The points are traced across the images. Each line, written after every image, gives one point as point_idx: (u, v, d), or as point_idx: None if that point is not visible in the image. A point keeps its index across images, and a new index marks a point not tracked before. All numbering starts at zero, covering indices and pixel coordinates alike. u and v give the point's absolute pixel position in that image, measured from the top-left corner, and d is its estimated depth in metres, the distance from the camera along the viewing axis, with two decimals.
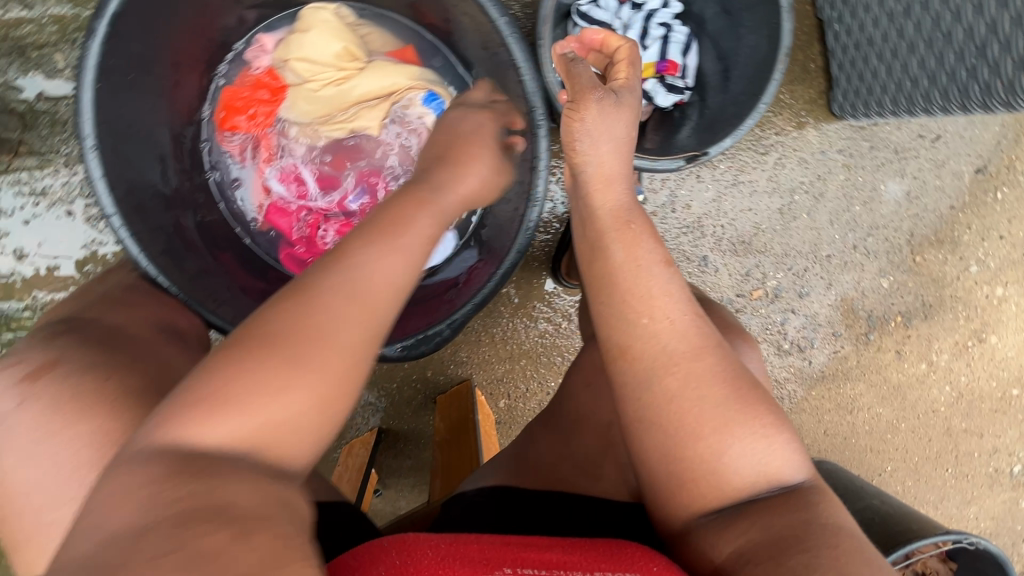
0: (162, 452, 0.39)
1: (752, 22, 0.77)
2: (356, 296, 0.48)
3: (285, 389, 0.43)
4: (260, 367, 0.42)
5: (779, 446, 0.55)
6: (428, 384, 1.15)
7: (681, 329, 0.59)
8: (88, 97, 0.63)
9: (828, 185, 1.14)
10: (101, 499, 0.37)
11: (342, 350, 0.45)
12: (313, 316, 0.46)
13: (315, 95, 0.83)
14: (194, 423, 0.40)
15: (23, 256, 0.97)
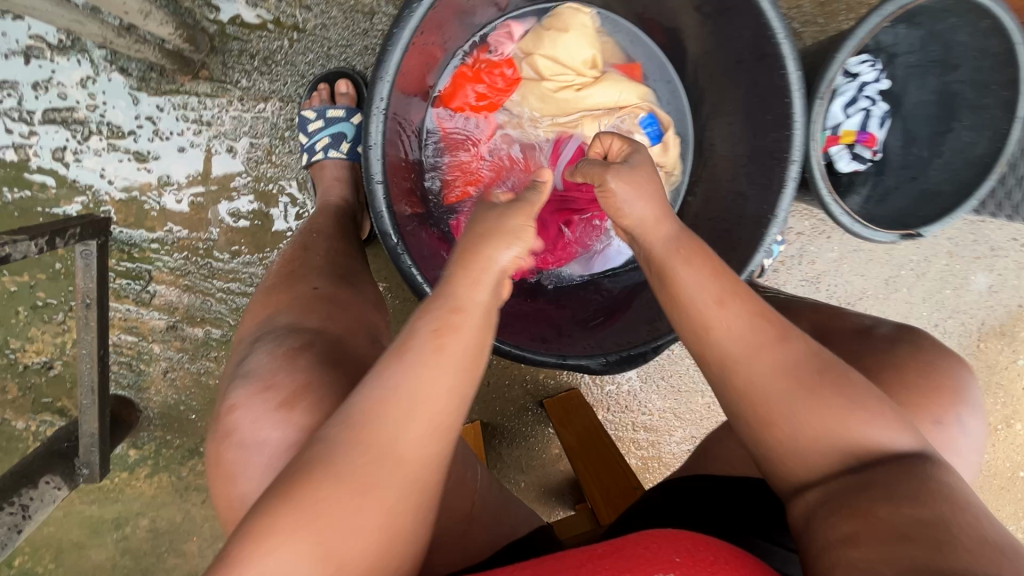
0: (372, 454, 0.41)
1: (970, 120, 0.83)
2: (436, 336, 0.46)
3: (393, 435, 0.42)
4: (394, 376, 0.44)
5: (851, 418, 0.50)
6: (537, 386, 1.16)
7: (741, 331, 0.55)
8: (395, 57, 0.60)
9: (930, 266, 1.24)
10: (332, 498, 0.39)
11: (434, 378, 0.44)
12: (453, 352, 0.46)
13: (549, 93, 0.81)
14: (369, 435, 0.42)
15: (168, 184, 0.90)
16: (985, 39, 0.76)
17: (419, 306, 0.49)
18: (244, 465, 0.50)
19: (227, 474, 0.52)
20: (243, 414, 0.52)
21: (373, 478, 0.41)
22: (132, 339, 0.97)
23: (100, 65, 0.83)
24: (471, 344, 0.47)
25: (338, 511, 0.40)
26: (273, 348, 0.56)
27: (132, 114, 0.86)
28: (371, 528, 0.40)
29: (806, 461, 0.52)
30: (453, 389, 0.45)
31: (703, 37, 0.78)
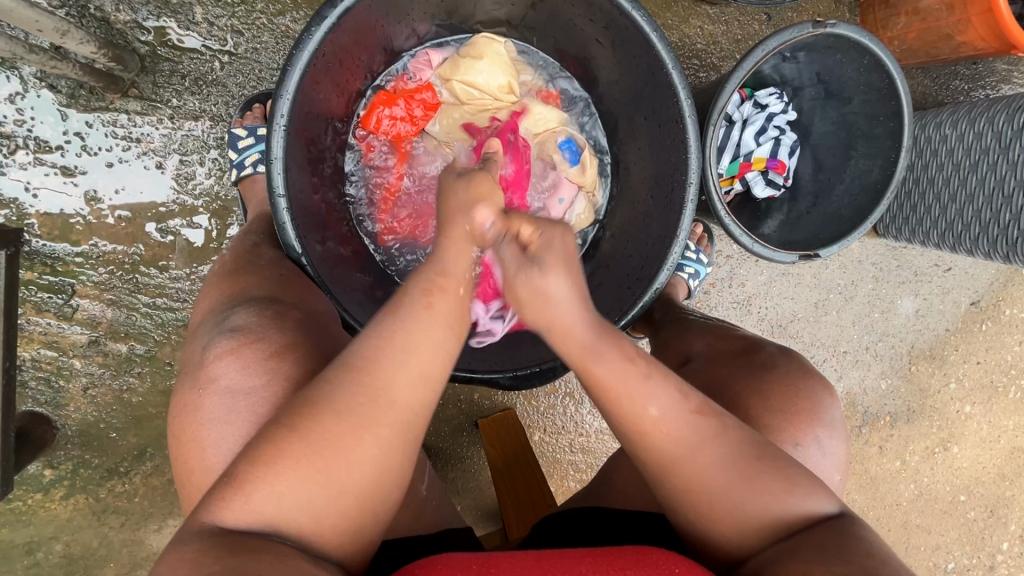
0: (362, 397, 0.52)
1: (865, 149, 0.88)
2: (426, 293, 0.56)
3: (388, 376, 0.53)
4: (394, 326, 0.54)
5: (796, 487, 0.57)
6: (473, 406, 1.16)
7: (672, 419, 0.57)
8: (297, 76, 0.63)
9: (858, 290, 1.28)
10: (331, 444, 0.50)
11: (427, 331, 0.55)
12: (442, 307, 0.56)
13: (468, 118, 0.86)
14: (368, 374, 0.52)
15: (95, 198, 0.91)
16: (869, 75, 0.82)
17: (412, 273, 0.59)
18: (224, 408, 0.59)
19: (199, 418, 0.60)
20: (224, 366, 0.61)
21: (372, 414, 0.52)
22: (52, 354, 0.96)
23: (30, 82, 0.85)
24: (459, 302, 0.58)
25: (343, 438, 0.51)
26: (255, 313, 0.64)
27: (60, 129, 0.87)
28: (369, 449, 0.51)
29: (738, 517, 0.56)
30: (440, 346, 0.55)
31: (608, 67, 0.83)
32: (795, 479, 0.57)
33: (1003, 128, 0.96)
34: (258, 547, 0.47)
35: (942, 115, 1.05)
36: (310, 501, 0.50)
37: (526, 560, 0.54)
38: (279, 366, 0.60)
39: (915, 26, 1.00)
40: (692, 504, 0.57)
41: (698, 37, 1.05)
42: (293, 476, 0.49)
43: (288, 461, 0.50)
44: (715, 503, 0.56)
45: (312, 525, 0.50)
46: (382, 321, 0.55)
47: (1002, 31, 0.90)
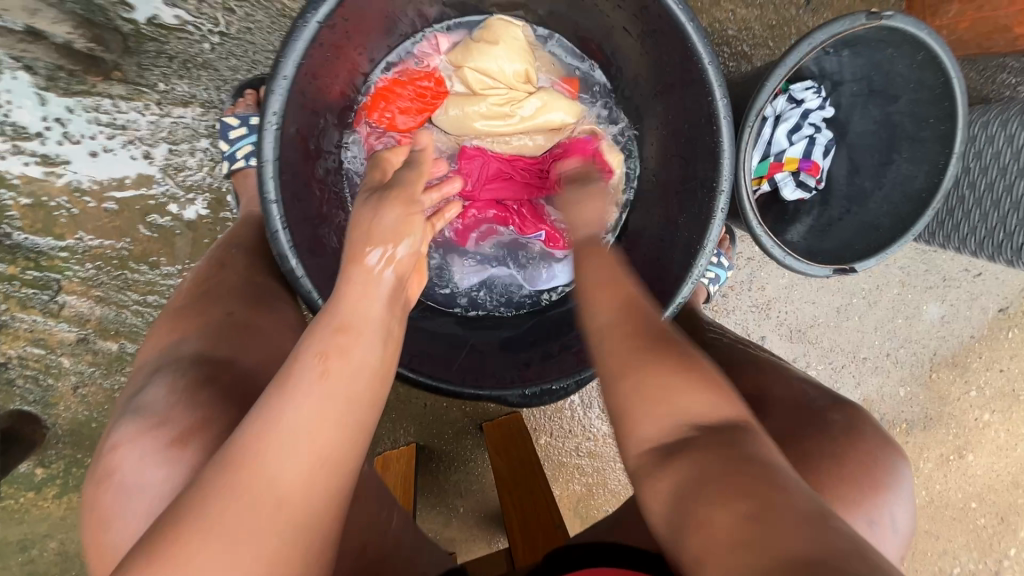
0: (235, 492, 0.37)
1: (909, 153, 0.81)
2: (327, 353, 0.43)
3: (274, 465, 0.38)
4: (286, 398, 0.41)
5: (730, 457, 0.44)
6: (478, 409, 1.12)
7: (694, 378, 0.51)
8: (290, 68, 0.57)
9: (881, 295, 1.23)
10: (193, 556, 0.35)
11: (322, 405, 0.41)
12: (341, 377, 0.42)
13: (480, 107, 0.78)
14: (241, 464, 0.38)
15: (79, 190, 0.85)
16: (921, 72, 0.74)
17: (313, 321, 0.46)
18: (125, 507, 0.48)
19: (104, 516, 0.49)
20: (127, 455, 0.50)
21: (249, 518, 0.37)
22: (40, 352, 0.92)
23: None
24: (366, 364, 0.44)
25: (210, 551, 0.36)
26: (170, 381, 0.53)
27: (38, 115, 0.80)
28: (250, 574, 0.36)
29: (716, 500, 0.41)
30: (341, 417, 0.41)
31: (632, 58, 0.76)
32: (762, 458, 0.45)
33: None
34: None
35: (989, 114, 0.98)
36: None
37: None
38: (185, 453, 0.48)
39: (968, 15, 0.91)
40: (698, 480, 0.44)
41: (729, 22, 0.96)
42: None
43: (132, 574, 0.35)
44: (736, 474, 0.43)
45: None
46: (267, 394, 0.41)
47: None
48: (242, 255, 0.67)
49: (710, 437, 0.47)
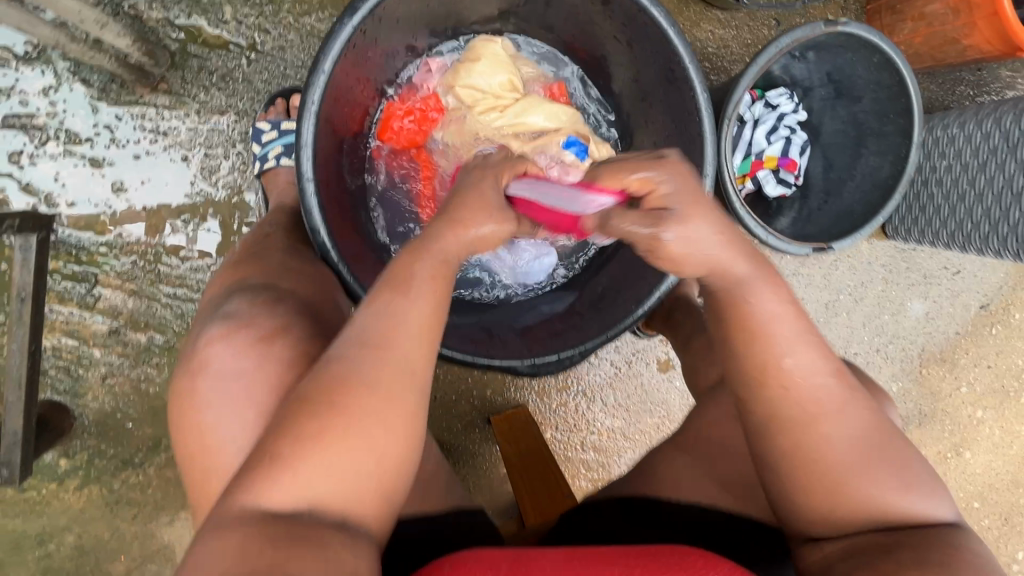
0: (365, 381, 0.50)
1: (877, 147, 0.90)
2: (431, 274, 0.55)
3: (392, 352, 0.51)
4: (392, 301, 0.53)
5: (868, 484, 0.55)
6: (485, 402, 1.16)
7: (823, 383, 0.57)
8: (329, 64, 0.66)
9: (868, 292, 1.29)
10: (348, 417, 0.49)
11: (420, 307, 0.54)
12: (440, 290, 0.55)
13: (477, 120, 0.88)
14: (374, 353, 0.51)
15: (121, 190, 0.93)
16: (879, 73, 0.84)
17: (404, 252, 0.57)
18: (219, 393, 0.57)
19: (198, 403, 0.58)
20: (218, 350, 0.59)
21: (389, 387, 0.50)
22: (73, 344, 0.97)
23: (64, 76, 0.88)
24: (432, 308, 0.54)
25: (362, 424, 0.49)
26: (251, 299, 0.64)
27: (91, 122, 0.90)
28: (392, 441, 0.50)
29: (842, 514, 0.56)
30: (432, 313, 0.54)
31: (621, 65, 0.86)
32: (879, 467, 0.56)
33: (1010, 127, 0.98)
34: (301, 538, 0.45)
35: (949, 118, 1.08)
36: (338, 484, 0.48)
37: (557, 560, 0.55)
38: (274, 348, 0.59)
39: (921, 31, 1.01)
40: (833, 482, 0.55)
41: (708, 41, 1.07)
42: (309, 458, 0.47)
43: (302, 450, 0.47)
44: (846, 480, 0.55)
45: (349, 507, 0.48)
46: (377, 298, 0.53)
47: (1007, 34, 0.91)
48: (280, 228, 0.78)
49: (824, 414, 0.56)
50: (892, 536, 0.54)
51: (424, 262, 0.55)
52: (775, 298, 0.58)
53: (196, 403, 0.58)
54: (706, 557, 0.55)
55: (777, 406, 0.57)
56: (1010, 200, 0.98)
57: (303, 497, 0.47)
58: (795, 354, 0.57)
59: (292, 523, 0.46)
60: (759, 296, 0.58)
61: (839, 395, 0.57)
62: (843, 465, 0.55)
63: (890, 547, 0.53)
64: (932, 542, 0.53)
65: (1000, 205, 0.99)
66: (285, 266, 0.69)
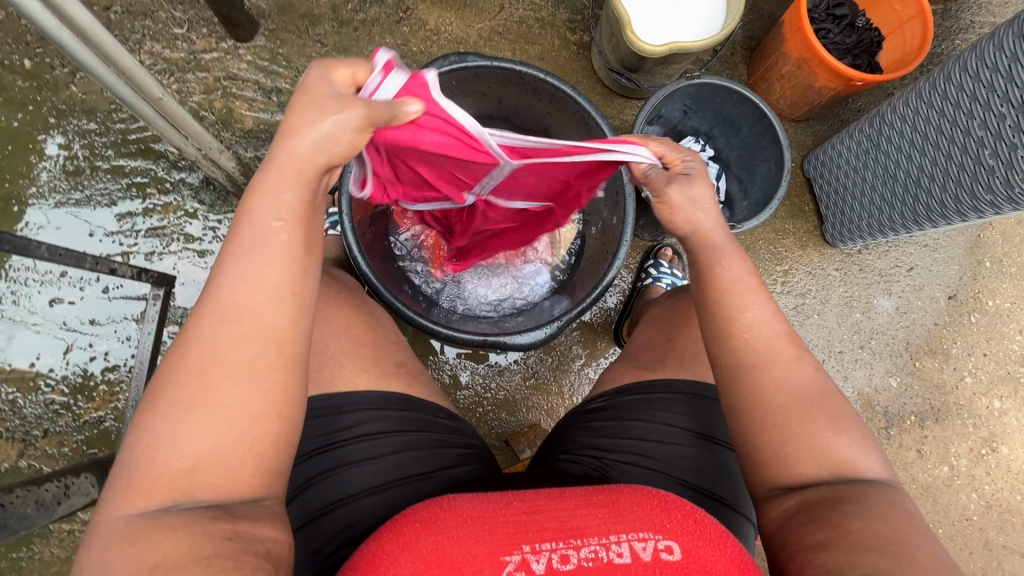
0: (218, 355, 0.57)
1: (764, 156, 1.18)
2: (263, 231, 0.60)
3: (242, 318, 0.58)
4: (240, 270, 0.59)
5: (809, 435, 0.70)
6: (501, 423, 1.31)
7: (769, 337, 0.74)
8: None
9: (831, 294, 1.45)
10: (216, 395, 0.56)
11: (258, 271, 0.59)
12: (270, 245, 0.60)
13: None
14: (231, 322, 0.58)
15: None
16: (743, 107, 1.17)
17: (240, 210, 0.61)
18: None
19: None
20: None
21: (242, 355, 0.58)
22: None
23: (188, 199, 1.29)
24: (284, 273, 0.60)
25: (218, 394, 0.56)
26: None
27: (202, 227, 1.29)
28: (250, 402, 0.57)
29: (796, 467, 0.70)
30: (277, 274, 0.60)
31: (559, 133, 1.21)
32: (822, 427, 0.70)
33: (870, 132, 1.26)
34: (160, 526, 0.52)
35: (833, 141, 1.37)
36: (220, 444, 0.56)
37: (519, 512, 0.67)
38: None
39: (787, 86, 1.37)
40: (776, 429, 0.71)
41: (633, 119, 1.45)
42: (177, 434, 0.55)
43: (171, 425, 0.55)
44: (791, 430, 0.70)
45: (213, 478, 0.55)
46: (221, 263, 0.59)
47: (840, 73, 1.23)
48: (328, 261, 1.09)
49: (761, 356, 0.73)
50: (837, 486, 0.68)
51: (265, 213, 0.60)
52: (738, 269, 0.77)
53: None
54: (662, 507, 0.67)
55: (742, 350, 0.74)
56: (909, 181, 1.20)
57: (170, 473, 0.55)
58: (749, 314, 0.74)
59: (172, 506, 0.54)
60: (727, 261, 0.78)
61: (784, 351, 0.74)
62: (797, 414, 0.71)
63: (836, 498, 0.66)
64: (865, 487, 0.67)
65: (904, 186, 1.21)
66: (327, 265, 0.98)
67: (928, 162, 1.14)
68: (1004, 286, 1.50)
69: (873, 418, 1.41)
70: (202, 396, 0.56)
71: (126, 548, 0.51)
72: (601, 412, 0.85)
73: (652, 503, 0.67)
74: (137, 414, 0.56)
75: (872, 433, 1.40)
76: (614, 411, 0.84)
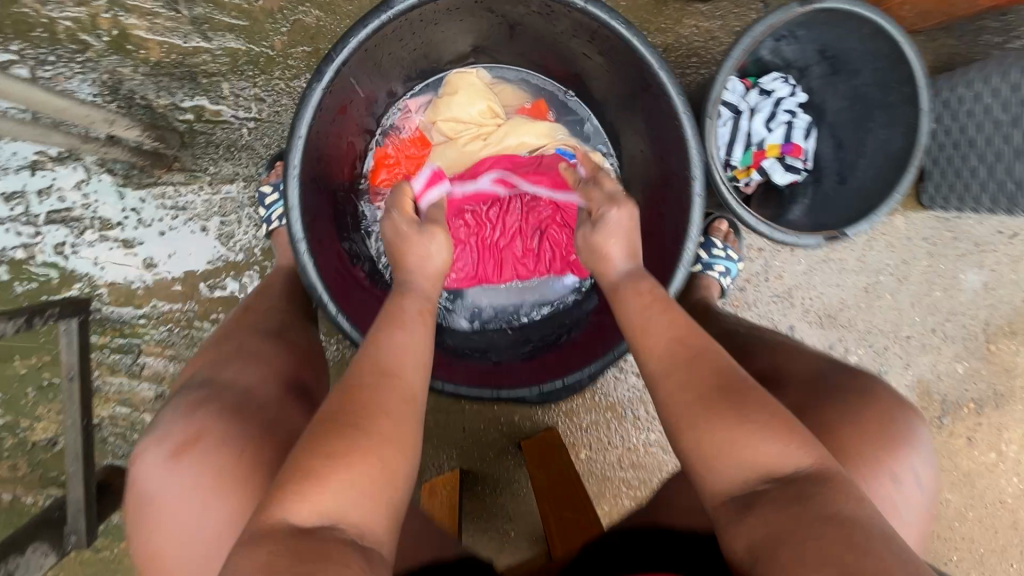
0: (367, 404, 0.54)
1: (885, 119, 0.84)
2: (411, 311, 0.65)
3: (400, 377, 0.58)
4: (387, 337, 0.61)
5: (724, 432, 0.53)
6: (513, 428, 1.16)
7: (675, 341, 0.60)
8: (303, 128, 0.69)
9: (911, 270, 1.20)
10: (360, 442, 0.52)
11: (409, 338, 0.62)
12: (419, 321, 0.64)
13: (462, 150, 0.89)
14: (384, 379, 0.57)
15: (152, 265, 1.01)
16: (872, 43, 0.79)
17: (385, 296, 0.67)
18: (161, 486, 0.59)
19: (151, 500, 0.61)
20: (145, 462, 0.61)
21: (395, 409, 0.55)
22: (126, 411, 1.05)
23: (92, 169, 0.96)
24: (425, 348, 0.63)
25: (368, 443, 0.52)
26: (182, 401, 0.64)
27: (119, 207, 0.98)
28: (391, 456, 0.53)
29: (738, 482, 0.52)
30: (424, 344, 0.63)
31: (596, 80, 0.85)
32: (756, 425, 0.53)
33: None
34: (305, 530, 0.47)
35: (969, 70, 0.93)
36: (355, 502, 0.49)
37: None
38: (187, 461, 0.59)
39: None
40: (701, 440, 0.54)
41: (694, 36, 1.04)
42: (320, 486, 0.49)
43: (317, 469, 0.49)
44: (717, 434, 0.53)
45: (351, 517, 0.49)
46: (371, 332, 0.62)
47: None
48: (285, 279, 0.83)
49: (679, 361, 0.58)
50: (788, 506, 0.48)
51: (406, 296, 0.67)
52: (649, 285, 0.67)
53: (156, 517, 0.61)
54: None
55: (652, 357, 0.61)
56: None
57: (309, 518, 0.47)
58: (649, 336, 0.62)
59: (315, 526, 0.47)
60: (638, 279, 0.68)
61: (689, 349, 0.59)
62: (700, 410, 0.55)
63: (793, 520, 0.47)
64: (831, 498, 0.48)
65: None
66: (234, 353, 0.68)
67: None
68: None
69: (928, 406, 1.26)
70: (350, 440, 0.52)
71: (269, 543, 0.45)
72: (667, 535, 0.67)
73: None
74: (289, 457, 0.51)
75: (922, 423, 1.26)
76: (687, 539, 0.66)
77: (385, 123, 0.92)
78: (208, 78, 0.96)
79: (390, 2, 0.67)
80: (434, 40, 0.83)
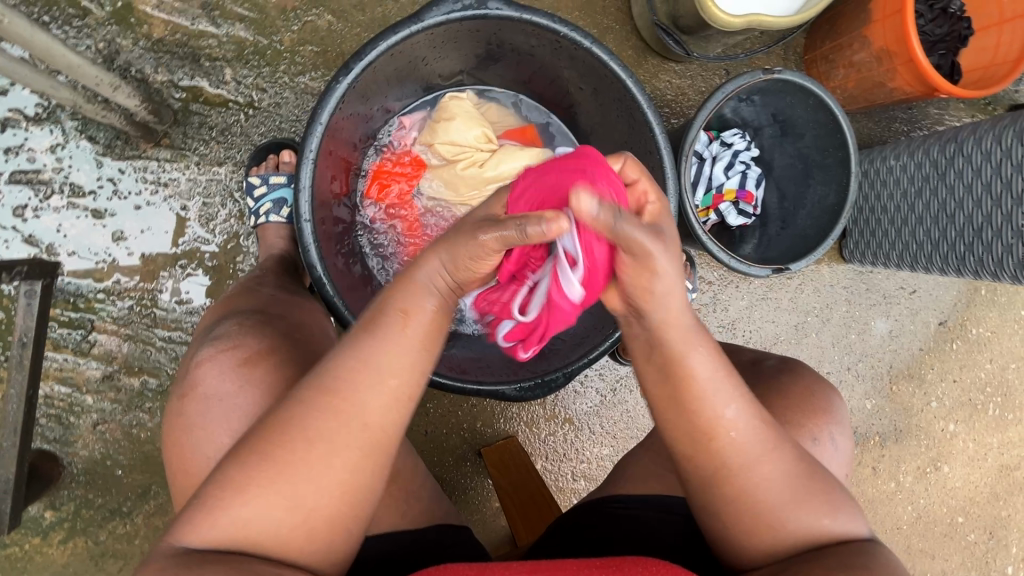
0: (277, 456, 0.51)
1: (822, 178, 1.00)
2: (399, 317, 0.53)
3: (349, 407, 0.51)
4: (359, 353, 0.52)
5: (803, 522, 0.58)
6: (475, 435, 1.18)
7: (748, 439, 0.57)
8: (325, 116, 0.74)
9: (833, 313, 1.38)
10: (272, 488, 0.50)
11: (376, 357, 0.52)
12: (402, 334, 0.53)
13: (457, 170, 0.93)
14: (330, 396, 0.51)
15: (120, 238, 0.97)
16: (815, 113, 0.96)
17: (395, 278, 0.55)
18: (204, 412, 0.63)
19: (186, 424, 0.64)
20: (202, 371, 0.66)
21: (300, 452, 0.50)
22: (66, 391, 0.98)
23: (71, 134, 0.94)
24: (418, 356, 0.53)
25: (283, 472, 0.50)
26: (237, 321, 0.70)
27: (95, 176, 0.95)
28: (308, 500, 0.51)
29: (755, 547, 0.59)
30: (400, 363, 0.52)
31: (586, 112, 0.95)
32: (806, 506, 0.58)
33: (938, 157, 1.08)
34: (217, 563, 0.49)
35: (886, 150, 1.20)
36: (263, 517, 0.50)
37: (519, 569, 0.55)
38: (253, 374, 0.64)
39: (852, 76, 1.14)
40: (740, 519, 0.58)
41: (667, 90, 1.17)
42: (229, 502, 0.50)
43: (224, 478, 0.51)
44: (762, 518, 0.57)
45: (276, 543, 0.51)
46: (358, 335, 0.53)
47: (924, 78, 1.02)
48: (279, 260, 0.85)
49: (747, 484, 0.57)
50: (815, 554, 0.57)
51: (411, 299, 0.53)
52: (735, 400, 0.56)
53: (195, 421, 0.64)
54: (669, 567, 0.54)
55: (715, 465, 0.57)
56: (971, 230, 1.04)
57: (231, 522, 0.50)
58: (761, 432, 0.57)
59: (226, 545, 0.50)
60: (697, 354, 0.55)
61: (756, 447, 0.57)
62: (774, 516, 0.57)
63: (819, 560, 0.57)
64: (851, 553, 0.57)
65: (960, 231, 1.06)
66: (276, 299, 0.75)
67: (1000, 214, 0.99)
68: (989, 315, 1.46)
69: None
70: (251, 486, 0.50)
71: None
72: (622, 526, 0.73)
73: (658, 563, 0.55)
74: (229, 453, 0.53)
75: None
76: (637, 528, 0.72)
77: (379, 137, 0.98)
78: (212, 61, 0.97)
79: (423, 15, 0.75)
80: (443, 58, 0.91)
